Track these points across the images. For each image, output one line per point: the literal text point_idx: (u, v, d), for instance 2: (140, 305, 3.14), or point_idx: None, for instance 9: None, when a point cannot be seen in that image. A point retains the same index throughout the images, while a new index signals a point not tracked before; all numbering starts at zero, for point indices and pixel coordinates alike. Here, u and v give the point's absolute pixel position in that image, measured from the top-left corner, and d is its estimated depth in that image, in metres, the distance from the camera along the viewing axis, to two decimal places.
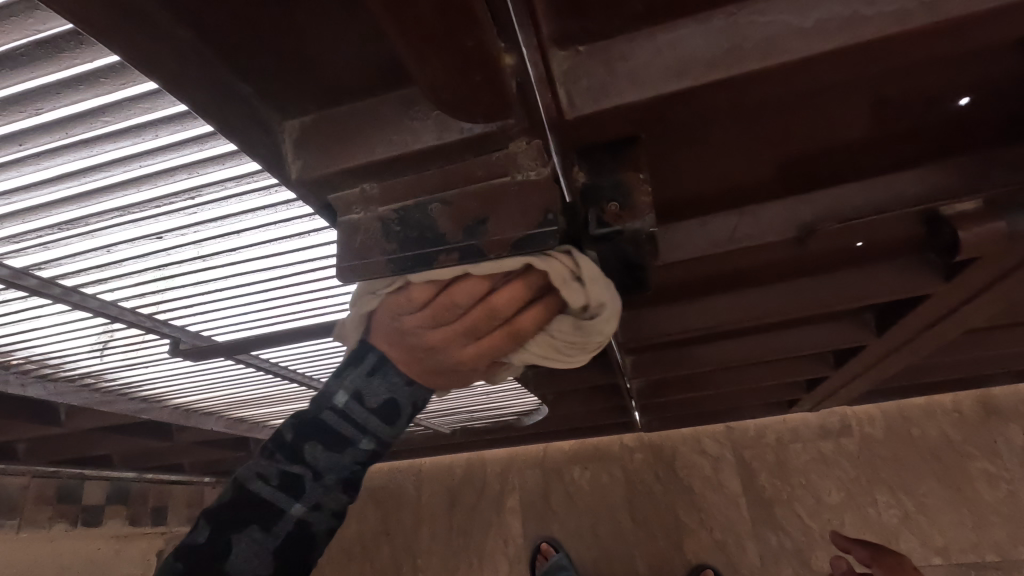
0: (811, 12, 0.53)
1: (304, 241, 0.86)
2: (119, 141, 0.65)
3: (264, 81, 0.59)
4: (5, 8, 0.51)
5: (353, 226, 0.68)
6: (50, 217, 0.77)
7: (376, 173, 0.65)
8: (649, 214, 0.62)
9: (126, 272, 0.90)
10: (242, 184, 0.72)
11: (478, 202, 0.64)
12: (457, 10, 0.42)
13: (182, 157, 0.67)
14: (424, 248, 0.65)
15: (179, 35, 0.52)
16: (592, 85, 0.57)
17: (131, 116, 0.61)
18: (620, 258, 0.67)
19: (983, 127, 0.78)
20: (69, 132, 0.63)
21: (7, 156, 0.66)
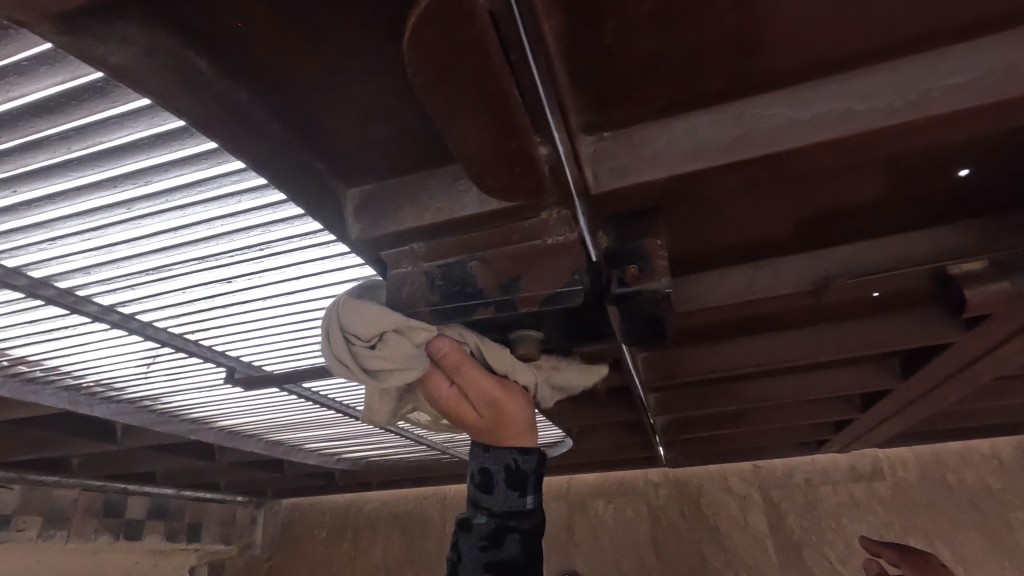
0: (811, 107, 0.61)
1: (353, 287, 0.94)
2: (207, 207, 0.73)
3: (334, 159, 0.69)
4: (137, 110, 0.58)
5: (403, 278, 0.77)
6: (135, 266, 0.86)
7: (426, 235, 0.75)
8: (666, 275, 0.69)
9: (196, 309, 1.01)
10: (306, 239, 0.81)
11: (513, 263, 0.73)
12: (501, 116, 0.51)
13: (258, 218, 0.76)
14: (466, 302, 0.73)
15: (271, 126, 0.62)
16: (615, 165, 0.66)
17: (222, 188, 0.70)
18: (641, 314, 0.74)
19: (986, 195, 0.84)
20: (163, 201, 0.72)
21: (108, 219, 0.75)
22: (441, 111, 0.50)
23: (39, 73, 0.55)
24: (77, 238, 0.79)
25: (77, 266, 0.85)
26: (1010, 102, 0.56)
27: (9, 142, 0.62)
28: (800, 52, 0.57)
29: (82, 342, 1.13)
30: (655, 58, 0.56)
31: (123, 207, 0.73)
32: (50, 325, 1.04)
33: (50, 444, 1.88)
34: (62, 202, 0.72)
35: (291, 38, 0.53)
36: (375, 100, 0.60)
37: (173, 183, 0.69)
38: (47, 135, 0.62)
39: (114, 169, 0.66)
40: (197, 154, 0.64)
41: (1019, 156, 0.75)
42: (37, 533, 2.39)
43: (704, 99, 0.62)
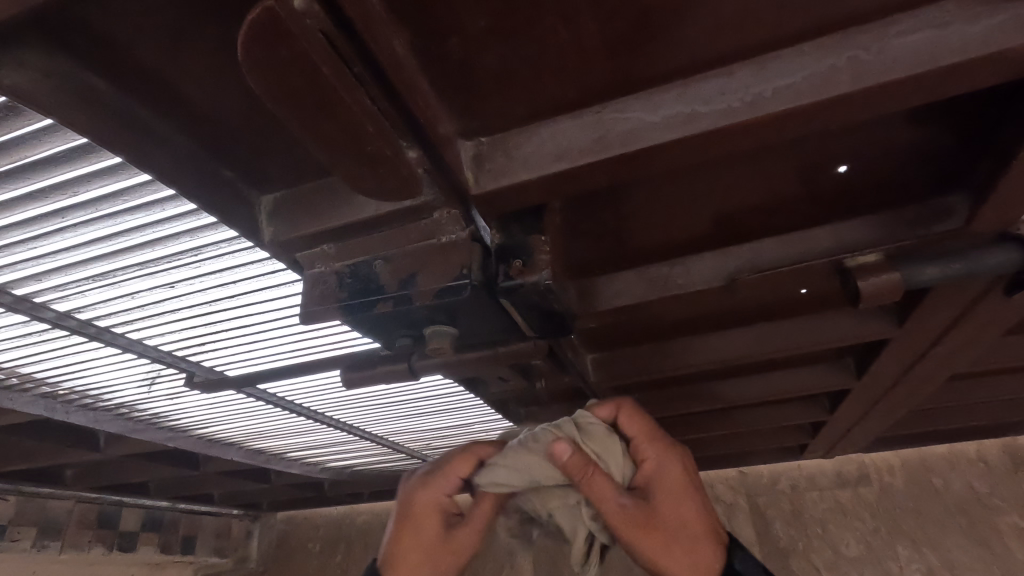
0: (659, 110, 0.66)
1: (289, 290, 1.00)
2: (135, 215, 0.80)
3: (242, 168, 0.76)
4: (52, 126, 0.66)
5: (315, 278, 0.84)
6: (83, 274, 0.94)
7: (333, 237, 0.82)
8: (547, 268, 0.75)
9: (148, 315, 1.08)
10: (233, 245, 0.87)
11: (410, 261, 0.79)
12: (355, 124, 0.58)
13: (184, 225, 0.82)
14: (368, 296, 0.79)
15: (174, 138, 0.69)
16: (493, 167, 0.72)
17: (144, 196, 0.76)
18: (532, 306, 0.79)
19: (870, 189, 0.89)
20: (96, 210, 0.79)
21: (49, 228, 0.83)
22: (298, 121, 0.57)
23: None
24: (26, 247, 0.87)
25: (29, 272, 0.93)
26: (829, 101, 0.61)
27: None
28: (641, 60, 0.63)
29: (48, 349, 1.21)
30: (505, 68, 0.62)
31: (59, 216, 0.80)
32: (18, 331, 1.12)
33: (39, 454, 1.97)
34: (5, 214, 0.80)
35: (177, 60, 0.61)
36: (263, 113, 0.67)
37: (98, 194, 0.76)
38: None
39: (41, 181, 0.74)
40: (115, 166, 0.71)
41: (889, 148, 0.81)
42: (32, 543, 2.48)
43: (565, 105, 0.68)
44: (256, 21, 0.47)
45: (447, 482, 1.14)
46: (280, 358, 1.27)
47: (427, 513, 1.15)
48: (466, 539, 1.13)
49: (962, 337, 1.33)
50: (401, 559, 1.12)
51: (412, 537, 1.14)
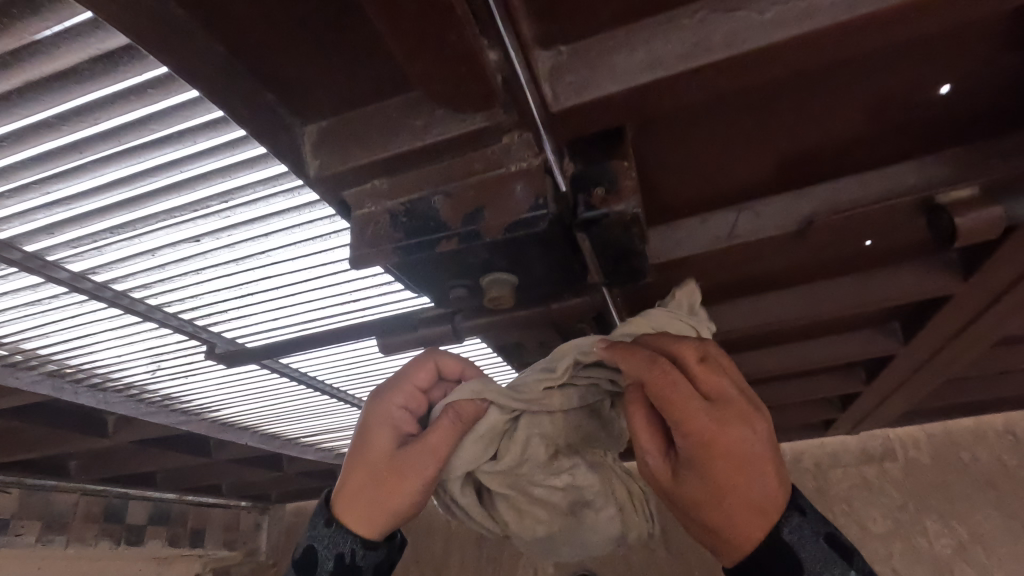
0: (770, 7, 0.58)
1: (325, 243, 0.92)
2: (163, 148, 0.72)
3: (286, 89, 0.67)
4: (80, 28, 0.58)
5: (365, 219, 0.75)
6: (101, 224, 0.85)
7: (385, 171, 0.73)
8: (633, 196, 0.67)
9: (169, 278, 0.99)
10: (268, 187, 0.79)
11: (475, 194, 0.70)
12: (436, 8, 0.49)
13: (218, 162, 0.74)
14: (428, 236, 0.71)
15: (214, 47, 0.60)
16: (574, 80, 0.64)
17: (174, 123, 0.68)
18: (611, 242, 0.71)
19: (969, 116, 0.81)
20: (119, 142, 0.71)
21: (65, 166, 0.74)
22: (372, 3, 0.48)
23: None
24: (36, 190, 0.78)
25: (40, 224, 0.84)
26: None
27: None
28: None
29: (58, 317, 1.12)
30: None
31: (77, 150, 0.72)
32: (27, 297, 1.04)
33: (44, 442, 1.87)
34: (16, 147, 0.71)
35: None
36: (317, 14, 0.58)
37: (123, 120, 0.67)
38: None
39: (62, 100, 0.65)
40: (145, 82, 0.63)
41: (999, 65, 0.73)
42: (36, 538, 2.39)
43: (659, 4, 0.60)
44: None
45: (403, 393, 0.96)
46: (309, 329, 1.19)
47: (378, 433, 0.92)
48: (420, 464, 0.88)
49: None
50: (348, 487, 0.89)
51: (361, 455, 0.90)
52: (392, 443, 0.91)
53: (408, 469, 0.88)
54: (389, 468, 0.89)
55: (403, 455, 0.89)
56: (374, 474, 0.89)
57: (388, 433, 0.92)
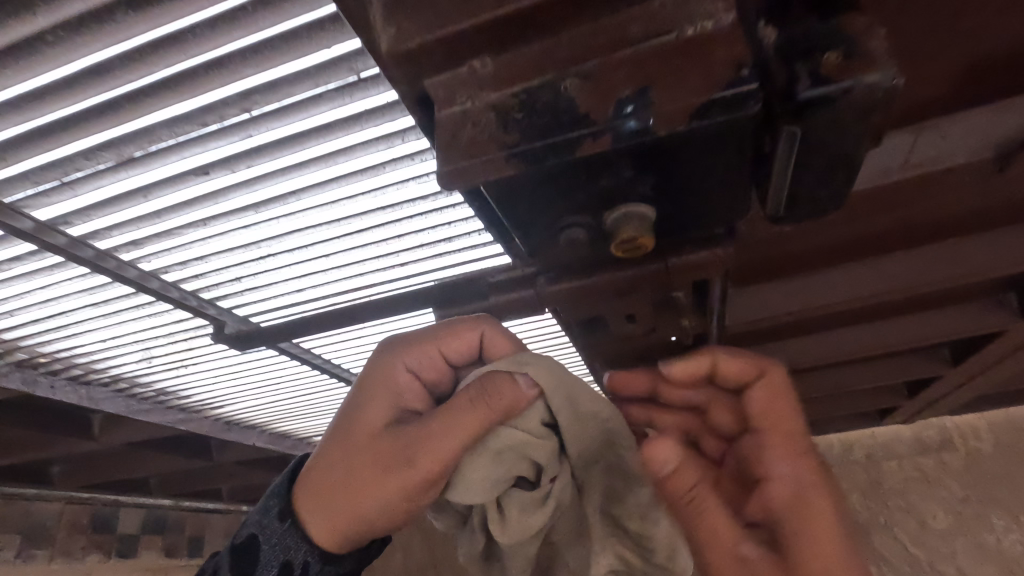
0: None
1: (354, 197, 0.89)
2: (184, 71, 0.73)
3: None
4: None
5: (457, 118, 0.52)
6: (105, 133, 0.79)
7: (492, 44, 0.50)
8: (891, 61, 0.43)
9: (182, 242, 0.98)
10: (291, 124, 0.78)
11: (631, 70, 0.47)
12: None
13: (241, 90, 0.74)
14: (563, 135, 0.48)
15: None
16: None
17: (199, 41, 0.70)
18: (834, 138, 0.48)
19: None
20: (141, 64, 0.72)
21: (84, 98, 0.76)
22: None
23: None
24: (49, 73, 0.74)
25: (48, 173, 0.84)
26: None
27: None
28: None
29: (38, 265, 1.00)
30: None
31: (98, 77, 0.74)
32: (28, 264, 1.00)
33: (21, 446, 1.63)
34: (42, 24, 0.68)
35: None
36: None
37: (145, 39, 0.70)
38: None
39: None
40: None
41: None
42: (16, 553, 2.14)
43: None
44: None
45: (417, 352, 0.81)
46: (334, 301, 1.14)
47: (378, 393, 0.80)
48: (416, 451, 0.72)
49: None
50: (323, 460, 0.80)
51: (353, 423, 0.79)
52: (381, 424, 0.78)
53: (392, 459, 0.74)
54: (370, 454, 0.76)
55: (388, 438, 0.76)
56: (360, 466, 0.77)
57: (387, 403, 0.79)
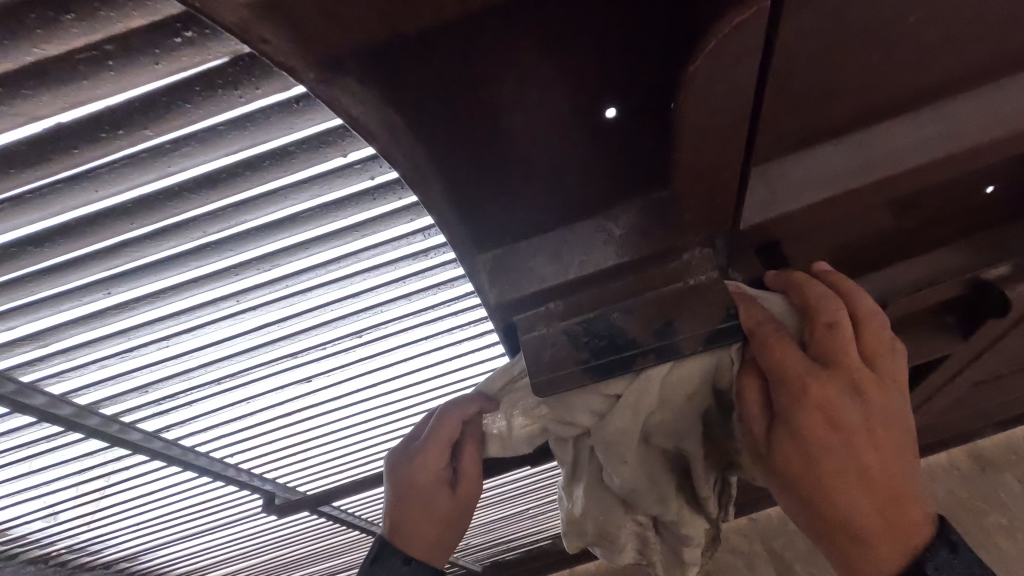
0: (920, 131, 0.67)
1: (381, 372, 1.03)
2: (206, 285, 0.74)
3: (474, 211, 0.64)
4: (257, 113, 0.55)
5: (540, 342, 0.72)
6: (177, 346, 0.84)
7: (564, 292, 0.72)
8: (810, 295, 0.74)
9: (216, 420, 1.05)
10: (320, 330, 0.87)
11: (661, 308, 0.71)
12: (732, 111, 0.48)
13: (303, 321, 0.84)
14: (620, 353, 0.70)
15: (424, 153, 0.54)
16: (756, 200, 0.69)
17: (225, 257, 0.70)
18: None
19: (999, 211, 0.97)
20: (162, 279, 0.72)
21: (107, 307, 0.74)
22: (702, 86, 0.45)
23: (225, 107, 0.55)
24: (135, 310, 0.76)
25: (133, 382, 0.90)
26: None
27: (155, 183, 0.60)
28: (934, 80, 0.63)
29: (54, 441, 1.02)
30: (837, 85, 0.58)
31: (103, 290, 0.72)
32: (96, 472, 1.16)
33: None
34: (145, 278, 0.71)
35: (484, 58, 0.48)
36: (542, 128, 0.55)
37: (171, 253, 0.68)
38: (165, 90, 0.53)
39: (227, 196, 0.63)
40: (214, 245, 0.69)
41: None
42: None
43: (830, 132, 0.66)
44: (745, 18, 0.40)
45: None
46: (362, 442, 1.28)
47: None
48: None
49: (1001, 345, 1.49)
50: None
51: None
52: None
53: None
54: None
55: None
56: None
57: None
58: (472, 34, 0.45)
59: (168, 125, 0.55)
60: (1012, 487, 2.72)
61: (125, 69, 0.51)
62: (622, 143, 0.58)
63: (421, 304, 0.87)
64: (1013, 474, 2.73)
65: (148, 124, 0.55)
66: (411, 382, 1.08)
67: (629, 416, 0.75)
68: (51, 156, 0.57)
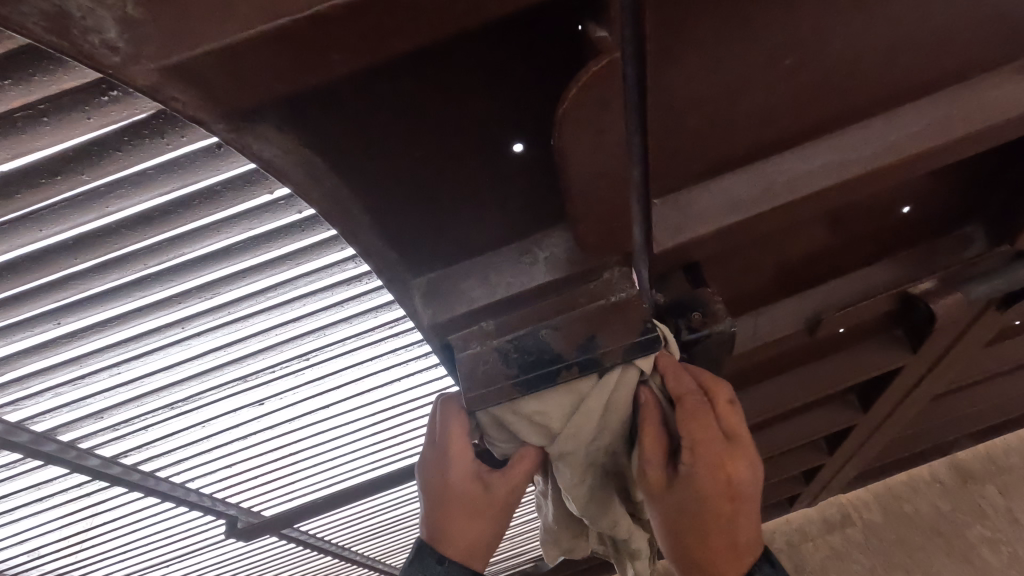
0: (816, 159, 0.73)
1: (331, 395, 1.08)
2: (153, 313, 0.79)
3: (402, 237, 0.67)
4: (165, 139, 0.59)
5: (473, 359, 0.74)
6: (128, 371, 0.88)
7: (496, 311, 0.74)
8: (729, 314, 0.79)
9: (177, 444, 1.09)
10: (264, 356, 0.92)
11: (585, 324, 0.73)
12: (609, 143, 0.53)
13: (247, 347, 0.89)
14: (547, 367, 0.72)
15: (342, 188, 0.57)
16: (669, 224, 0.74)
17: (165, 289, 0.75)
18: (709, 357, 0.81)
19: (921, 229, 1.04)
20: (107, 309, 0.76)
21: (58, 339, 0.79)
22: (573, 120, 0.50)
23: (147, 150, 0.60)
24: (87, 338, 0.80)
25: (94, 408, 0.93)
26: (951, 141, 0.71)
27: (93, 224, 0.65)
28: (819, 116, 0.70)
29: (15, 468, 1.05)
30: (718, 117, 0.65)
31: (54, 320, 0.76)
32: (55, 501, 1.18)
33: None
34: (95, 308, 0.76)
35: (386, 103, 0.51)
36: (458, 162, 0.59)
37: (116, 284, 0.73)
38: (86, 144, 0.58)
39: (165, 231, 0.68)
40: (157, 274, 0.73)
41: (943, 193, 0.96)
42: None
43: (734, 162, 0.72)
44: (601, 67, 0.46)
45: None
46: (324, 462, 1.32)
47: None
48: None
49: (953, 355, 1.55)
50: None
51: None
52: None
53: None
54: None
55: None
56: None
57: None
58: (364, 84, 0.49)
59: (102, 170, 0.61)
60: (993, 497, 2.74)
61: (58, 124, 0.57)
62: (530, 174, 0.63)
63: (360, 329, 0.91)
64: (994, 484, 2.75)
65: (84, 169, 0.61)
66: (363, 401, 1.12)
67: (573, 443, 0.76)
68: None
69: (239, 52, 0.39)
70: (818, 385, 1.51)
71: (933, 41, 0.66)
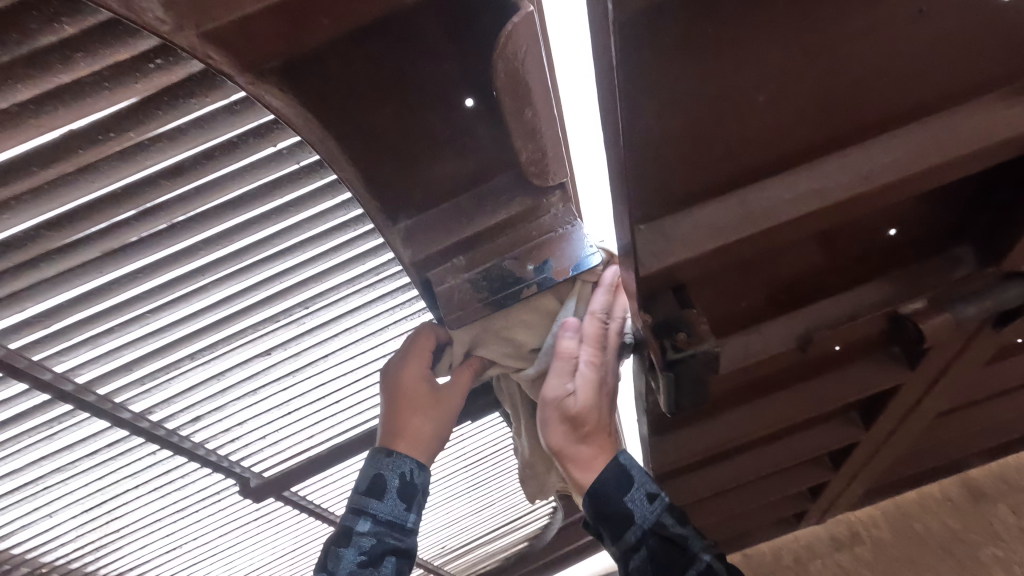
0: (794, 188, 0.79)
1: (329, 347, 1.19)
2: (180, 262, 0.89)
3: (394, 193, 0.76)
4: (198, 96, 0.71)
5: (448, 291, 0.86)
6: (156, 321, 0.98)
7: (464, 249, 0.84)
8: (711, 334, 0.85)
9: (198, 399, 1.18)
10: (271, 304, 1.03)
11: (541, 251, 0.86)
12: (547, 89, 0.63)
13: (257, 295, 1.01)
14: (512, 288, 0.86)
15: (339, 141, 0.67)
16: (654, 249, 0.81)
17: (189, 236, 0.86)
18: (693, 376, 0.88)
19: (907, 250, 1.09)
20: (140, 259, 0.87)
21: (99, 288, 0.90)
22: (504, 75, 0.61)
23: (184, 109, 0.71)
24: (126, 287, 0.90)
25: (125, 359, 1.03)
26: (923, 172, 0.76)
27: (135, 176, 0.76)
28: (793, 147, 0.77)
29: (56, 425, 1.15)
30: (695, 149, 0.72)
31: (96, 271, 0.87)
32: (78, 457, 1.28)
33: None
34: (131, 258, 0.86)
35: (379, 75, 0.61)
36: (443, 126, 0.69)
37: (149, 234, 0.84)
38: (135, 105, 0.70)
39: (192, 179, 0.79)
40: (183, 221, 0.84)
41: (922, 213, 1.02)
42: None
43: (715, 187, 0.80)
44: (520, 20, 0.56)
45: None
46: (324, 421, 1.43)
47: None
48: None
49: (952, 372, 1.57)
50: None
51: None
52: None
53: None
54: None
55: None
56: None
57: None
58: (352, 58, 0.59)
59: (146, 127, 0.72)
60: (1007, 518, 2.69)
61: (113, 91, 0.68)
62: (500, 126, 0.71)
63: (352, 278, 1.04)
64: (1007, 504, 2.69)
65: (132, 129, 0.72)
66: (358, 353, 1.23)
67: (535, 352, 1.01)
68: (63, 157, 0.73)
69: (262, 15, 0.51)
70: (819, 402, 1.54)
71: (898, 85, 0.72)
